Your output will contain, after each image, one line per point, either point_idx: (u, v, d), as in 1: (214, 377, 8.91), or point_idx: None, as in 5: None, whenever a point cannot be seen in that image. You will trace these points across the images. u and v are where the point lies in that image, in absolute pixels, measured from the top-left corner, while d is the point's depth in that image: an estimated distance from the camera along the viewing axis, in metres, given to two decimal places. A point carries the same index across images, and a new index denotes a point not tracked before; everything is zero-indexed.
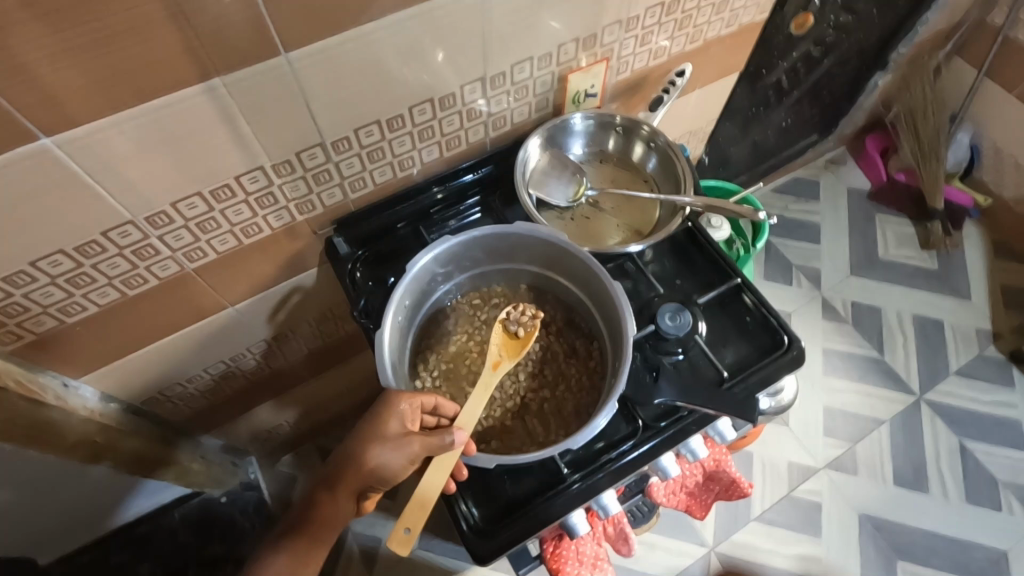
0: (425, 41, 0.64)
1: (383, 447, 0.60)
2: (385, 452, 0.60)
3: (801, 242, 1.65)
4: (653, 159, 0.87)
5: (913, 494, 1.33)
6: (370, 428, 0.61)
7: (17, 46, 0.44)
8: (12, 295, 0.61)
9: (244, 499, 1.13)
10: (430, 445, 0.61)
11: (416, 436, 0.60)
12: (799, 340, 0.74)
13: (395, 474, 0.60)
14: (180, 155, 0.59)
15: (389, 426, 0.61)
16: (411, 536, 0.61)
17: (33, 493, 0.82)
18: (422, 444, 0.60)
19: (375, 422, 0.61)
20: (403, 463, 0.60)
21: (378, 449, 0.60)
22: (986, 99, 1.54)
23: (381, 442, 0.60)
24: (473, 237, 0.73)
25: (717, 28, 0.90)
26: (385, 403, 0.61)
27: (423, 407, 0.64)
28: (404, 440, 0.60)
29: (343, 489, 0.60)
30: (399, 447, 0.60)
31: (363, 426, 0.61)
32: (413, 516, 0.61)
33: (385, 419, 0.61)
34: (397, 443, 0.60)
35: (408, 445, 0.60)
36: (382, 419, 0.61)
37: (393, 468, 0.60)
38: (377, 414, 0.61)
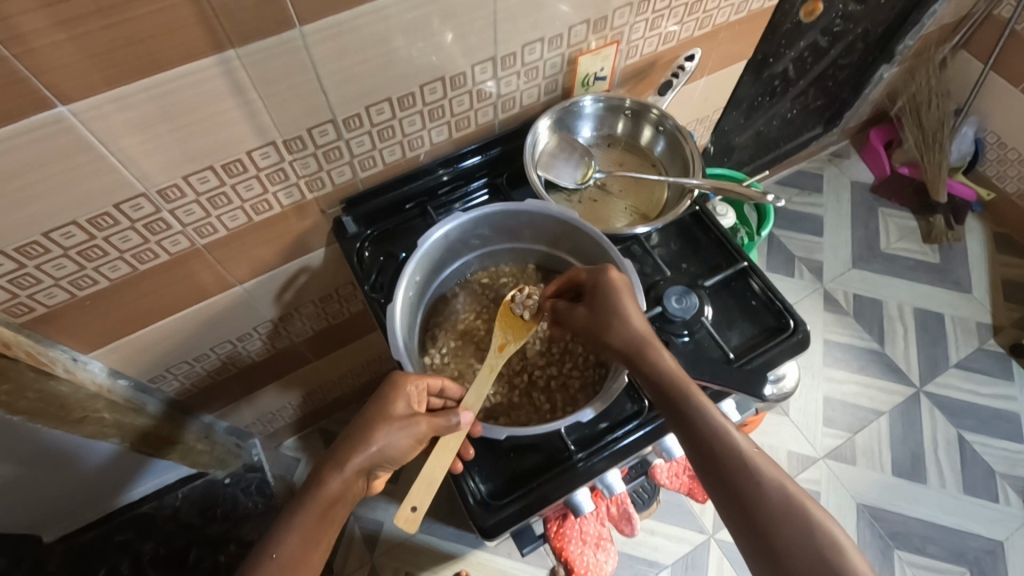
0: (437, 19, 0.64)
1: (389, 428, 0.59)
2: (391, 433, 0.59)
3: (803, 234, 1.65)
4: (661, 143, 0.87)
5: (911, 484, 1.34)
6: (376, 409, 0.60)
7: (34, 13, 0.44)
8: (24, 267, 0.61)
9: (247, 480, 1.09)
10: (437, 425, 0.61)
11: (423, 417, 0.60)
12: (804, 323, 0.75)
13: (402, 455, 0.60)
14: (192, 127, 0.59)
15: (396, 406, 0.60)
16: (418, 515, 0.61)
17: (39, 468, 0.82)
18: (429, 425, 0.60)
19: (383, 402, 0.60)
20: (410, 443, 0.59)
21: (385, 430, 0.58)
22: (991, 93, 1.54)
23: (388, 422, 0.59)
24: (485, 212, 0.73)
25: (726, 14, 0.90)
26: (391, 385, 0.60)
27: (429, 389, 0.64)
28: (410, 421, 0.60)
29: (352, 468, 0.57)
30: (405, 428, 0.59)
31: (370, 407, 0.60)
32: (420, 494, 0.61)
33: (393, 400, 0.60)
34: (404, 424, 0.59)
35: (415, 425, 0.60)
36: (389, 400, 0.60)
37: (400, 448, 0.59)
38: (384, 394, 0.60)
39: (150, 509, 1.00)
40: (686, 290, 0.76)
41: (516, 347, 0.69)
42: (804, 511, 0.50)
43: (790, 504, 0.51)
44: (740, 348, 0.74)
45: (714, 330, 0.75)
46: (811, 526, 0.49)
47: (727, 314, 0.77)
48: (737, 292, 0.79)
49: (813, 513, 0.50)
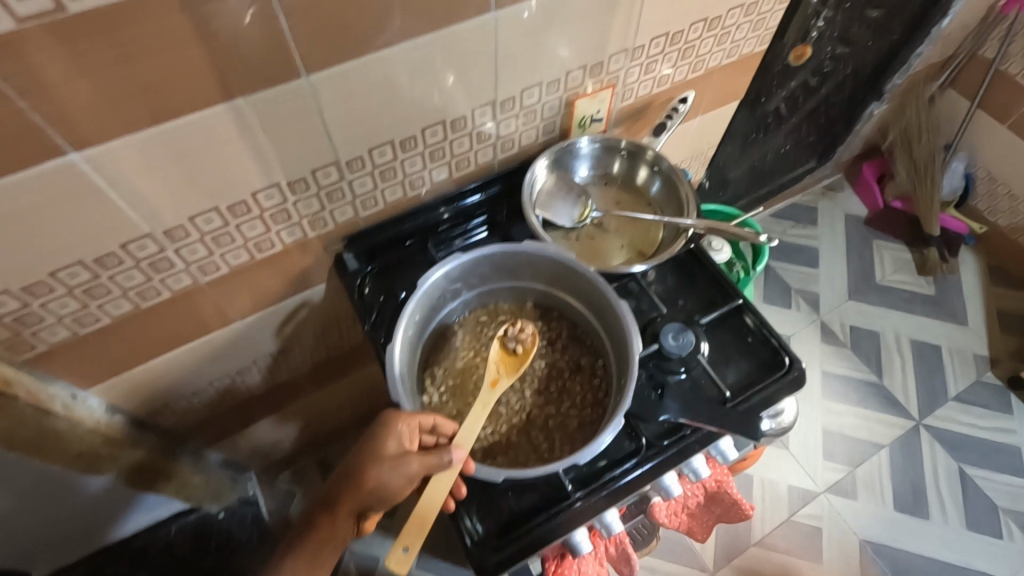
0: (438, 67, 0.67)
1: (380, 468, 0.59)
2: (382, 472, 0.59)
3: (799, 266, 1.67)
4: (656, 182, 0.89)
5: (914, 519, 1.33)
6: (368, 448, 0.61)
7: (51, 66, 0.46)
8: (29, 305, 0.62)
9: (242, 512, 1.08)
10: (429, 464, 0.60)
11: (414, 455, 0.60)
12: (799, 361, 0.76)
13: (394, 493, 0.59)
14: (199, 169, 0.61)
15: (387, 445, 0.60)
16: (410, 556, 0.60)
17: (32, 503, 0.82)
18: (420, 464, 0.60)
19: (375, 440, 0.61)
20: (402, 483, 0.59)
21: (375, 470, 0.59)
22: (979, 129, 1.58)
23: (379, 461, 0.59)
24: (482, 254, 0.74)
25: (719, 58, 0.93)
26: (382, 424, 0.61)
27: (421, 427, 0.64)
28: (403, 459, 0.60)
29: (343, 511, 0.60)
30: (396, 466, 0.59)
31: (362, 445, 0.61)
32: (412, 534, 0.61)
33: (384, 438, 0.61)
34: (394, 462, 0.60)
35: (406, 463, 0.59)
36: (381, 438, 0.61)
37: (392, 487, 0.59)
38: (375, 433, 0.61)
39: (145, 542, 1.01)
40: (682, 327, 0.76)
41: (509, 383, 0.69)
42: None
43: None
44: (737, 386, 0.75)
45: (710, 367, 0.76)
46: None
47: (724, 351, 0.78)
48: (732, 329, 0.80)
49: None
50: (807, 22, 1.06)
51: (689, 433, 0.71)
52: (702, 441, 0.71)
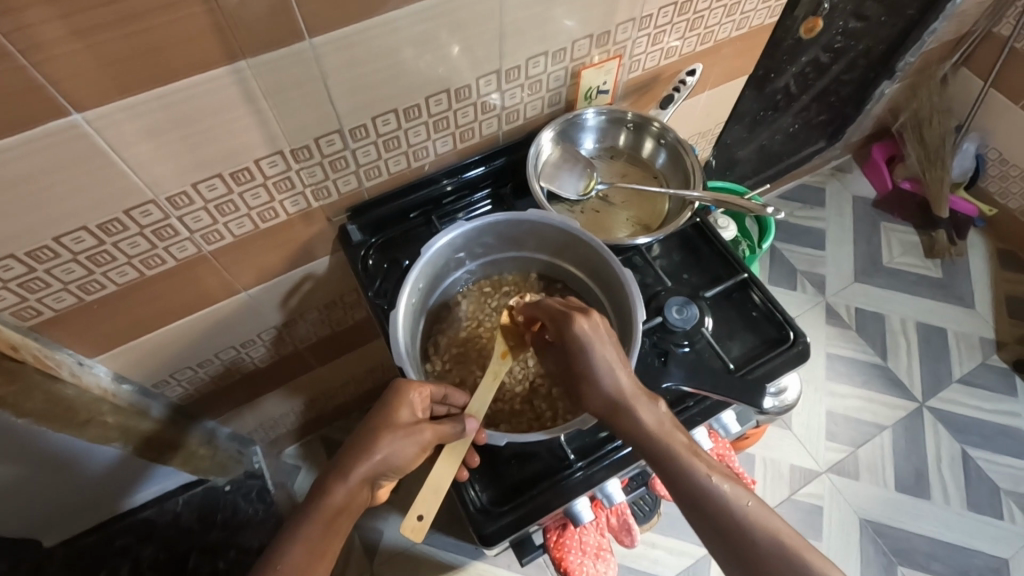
0: (442, 34, 0.66)
1: (394, 436, 0.59)
2: (396, 440, 0.59)
3: (805, 248, 1.65)
4: (662, 155, 0.88)
5: (915, 500, 1.33)
6: (381, 416, 0.60)
7: (50, 24, 0.46)
8: (35, 270, 0.62)
9: (248, 486, 1.06)
10: (442, 433, 0.61)
11: (427, 424, 0.61)
12: (804, 335, 0.75)
13: (407, 462, 0.60)
14: (201, 135, 0.60)
15: (400, 414, 0.60)
16: (424, 524, 0.61)
17: (41, 471, 0.83)
18: (434, 432, 0.61)
19: (386, 410, 0.60)
20: (415, 451, 0.60)
21: (389, 438, 0.59)
22: (992, 110, 1.55)
23: (393, 430, 0.59)
24: (488, 222, 0.73)
25: (728, 30, 0.92)
26: (394, 392, 0.61)
27: (432, 397, 0.64)
28: (415, 428, 0.60)
29: (356, 477, 0.57)
30: (411, 435, 0.59)
31: (374, 414, 0.60)
32: (427, 502, 0.61)
33: (396, 407, 0.60)
34: (408, 431, 0.59)
35: (420, 433, 0.60)
36: (393, 407, 0.60)
37: (405, 456, 0.59)
38: (387, 402, 0.61)
39: (151, 514, 1.01)
40: (687, 300, 0.77)
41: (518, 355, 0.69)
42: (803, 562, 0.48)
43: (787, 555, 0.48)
44: (741, 359, 0.75)
45: (714, 341, 0.76)
46: None
47: (728, 324, 0.78)
48: (737, 302, 0.80)
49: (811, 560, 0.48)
50: None
51: (692, 405, 0.72)
52: (704, 413, 0.72)
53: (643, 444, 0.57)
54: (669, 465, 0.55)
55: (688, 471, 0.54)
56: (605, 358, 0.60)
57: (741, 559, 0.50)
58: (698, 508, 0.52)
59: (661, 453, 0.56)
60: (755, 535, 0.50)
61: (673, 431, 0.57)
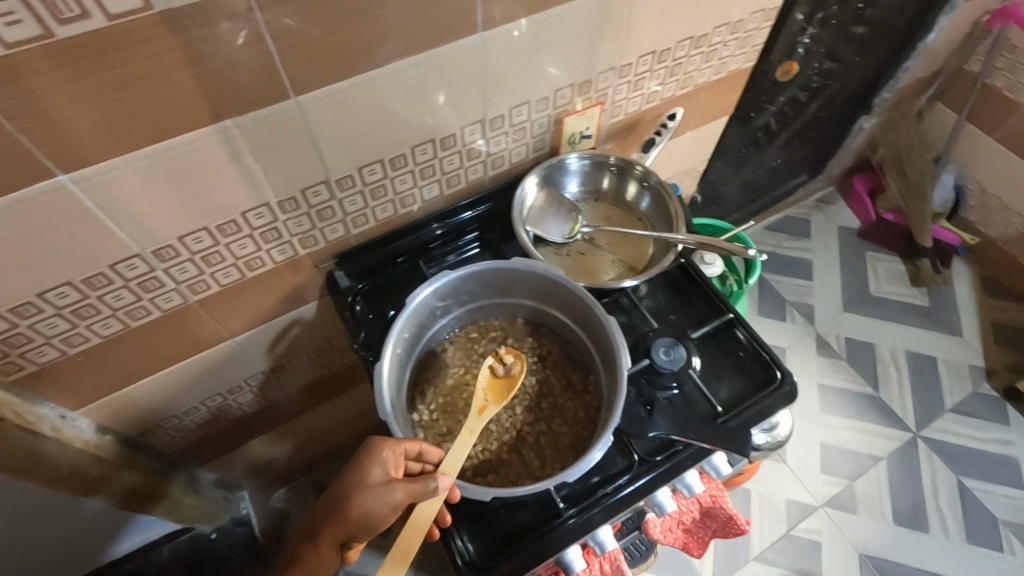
0: (427, 87, 0.67)
1: (365, 496, 0.58)
2: (365, 501, 0.58)
3: (793, 278, 1.67)
4: (646, 198, 0.90)
5: (914, 533, 1.32)
6: (353, 477, 0.60)
7: (38, 92, 0.46)
8: (17, 326, 0.62)
9: (235, 534, 1.12)
10: (414, 492, 0.59)
11: (399, 483, 0.59)
12: (791, 375, 0.76)
13: (379, 522, 0.59)
14: (187, 192, 0.61)
15: (372, 474, 0.59)
16: None
17: (24, 526, 0.82)
18: (405, 491, 0.58)
19: (359, 469, 0.60)
20: (387, 512, 0.58)
21: (360, 499, 0.58)
22: (968, 142, 1.59)
23: (364, 490, 0.58)
24: (472, 271, 0.74)
25: (707, 75, 0.94)
26: (367, 451, 0.61)
27: (406, 453, 0.63)
28: (386, 487, 0.59)
29: (325, 540, 0.59)
30: (380, 495, 0.58)
31: (346, 474, 0.60)
32: (394, 564, 0.60)
33: (368, 466, 0.60)
34: (379, 490, 0.58)
35: (391, 492, 0.58)
36: (365, 466, 0.60)
37: (376, 517, 0.58)
38: (362, 460, 0.60)
39: (136, 565, 1.04)
40: (674, 341, 0.76)
41: (496, 410, 0.68)
42: None
43: None
44: (730, 402, 0.75)
45: (702, 383, 0.76)
46: None
47: (715, 365, 0.78)
48: (723, 342, 0.80)
49: None
50: (794, 38, 1.08)
51: (681, 449, 0.71)
52: (695, 456, 0.71)
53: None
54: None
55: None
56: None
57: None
58: None
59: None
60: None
61: None
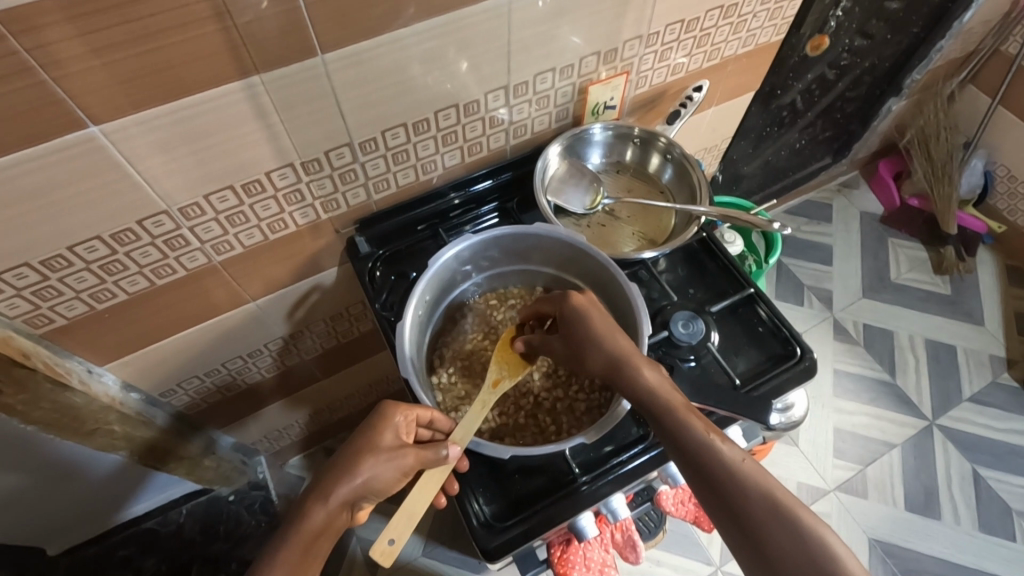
0: (451, 49, 0.67)
1: (376, 459, 0.59)
2: (377, 464, 0.59)
3: (812, 263, 1.65)
4: (669, 170, 0.89)
5: (925, 520, 1.31)
6: (364, 440, 0.60)
7: (67, 40, 0.47)
8: (48, 279, 0.63)
9: (251, 498, 1.09)
10: (425, 459, 0.61)
11: (411, 449, 0.60)
12: (811, 351, 0.75)
13: (388, 486, 0.60)
14: (213, 149, 0.61)
15: (384, 437, 0.60)
16: (394, 548, 0.59)
17: (47, 479, 0.82)
18: (417, 458, 0.60)
19: (370, 432, 0.60)
20: (396, 475, 0.59)
21: (371, 461, 0.59)
22: (999, 127, 1.55)
23: (375, 453, 0.59)
24: (494, 236, 0.74)
25: (735, 47, 0.92)
26: (380, 415, 0.61)
27: (418, 420, 0.64)
28: (398, 452, 0.60)
29: (337, 499, 0.57)
30: (392, 459, 0.59)
31: (357, 436, 0.60)
32: (399, 527, 0.60)
33: (381, 430, 0.60)
34: (391, 454, 0.59)
35: (403, 457, 0.60)
36: (377, 429, 0.60)
37: (385, 480, 0.59)
38: (374, 424, 0.61)
39: (155, 523, 1.02)
40: (693, 315, 0.77)
41: (510, 384, 0.68)
42: (787, 506, 0.49)
43: (775, 505, 0.49)
44: (747, 375, 0.75)
45: (720, 356, 0.75)
46: (798, 528, 0.48)
47: (734, 339, 0.78)
48: (742, 317, 0.79)
49: (799, 513, 0.49)
50: (825, 12, 1.05)
51: None
52: None
53: (644, 402, 0.59)
54: (669, 421, 0.57)
55: (691, 428, 0.55)
56: (612, 329, 0.64)
57: (729, 508, 0.51)
58: (694, 461, 0.54)
59: (664, 411, 0.58)
60: (740, 480, 0.51)
61: (678, 394, 0.60)
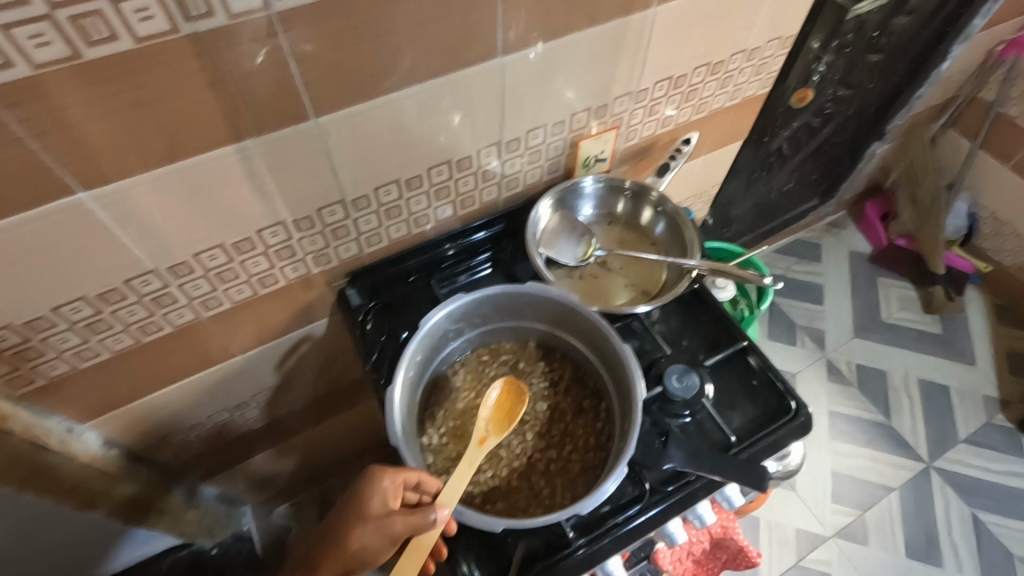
0: (444, 109, 0.67)
1: (364, 528, 0.58)
2: (366, 533, 0.58)
3: (803, 302, 1.66)
4: (661, 223, 0.90)
5: (926, 566, 1.29)
6: (353, 507, 0.59)
7: (62, 111, 0.47)
8: (30, 340, 0.62)
9: (235, 549, 1.08)
10: (414, 525, 0.57)
11: (399, 515, 0.58)
12: (806, 405, 0.74)
13: (377, 556, 0.58)
14: (205, 210, 0.61)
15: (371, 504, 0.58)
16: None
17: (22, 536, 0.80)
18: (405, 524, 0.57)
19: (359, 499, 0.59)
20: (384, 544, 0.57)
21: (358, 531, 0.58)
22: (981, 170, 1.59)
23: (362, 522, 0.58)
24: (486, 294, 0.74)
25: (722, 100, 0.94)
26: (367, 481, 0.60)
27: (405, 484, 0.61)
28: (385, 519, 0.58)
29: (324, 572, 0.57)
30: (379, 527, 0.58)
31: (346, 504, 0.60)
32: None
33: (368, 496, 0.59)
34: (379, 523, 0.58)
35: (390, 524, 0.57)
36: (364, 496, 0.59)
37: (372, 551, 0.57)
38: (362, 490, 0.59)
39: None
40: (687, 368, 0.75)
41: (496, 442, 0.68)
42: None
43: None
44: (743, 431, 0.74)
45: (715, 412, 0.75)
46: None
47: (729, 393, 0.77)
48: (737, 370, 0.79)
49: None
50: (810, 65, 1.08)
51: (694, 479, 0.70)
52: (707, 487, 0.69)
53: None
54: None
55: None
56: None
57: None
58: None
59: None
60: None
61: None
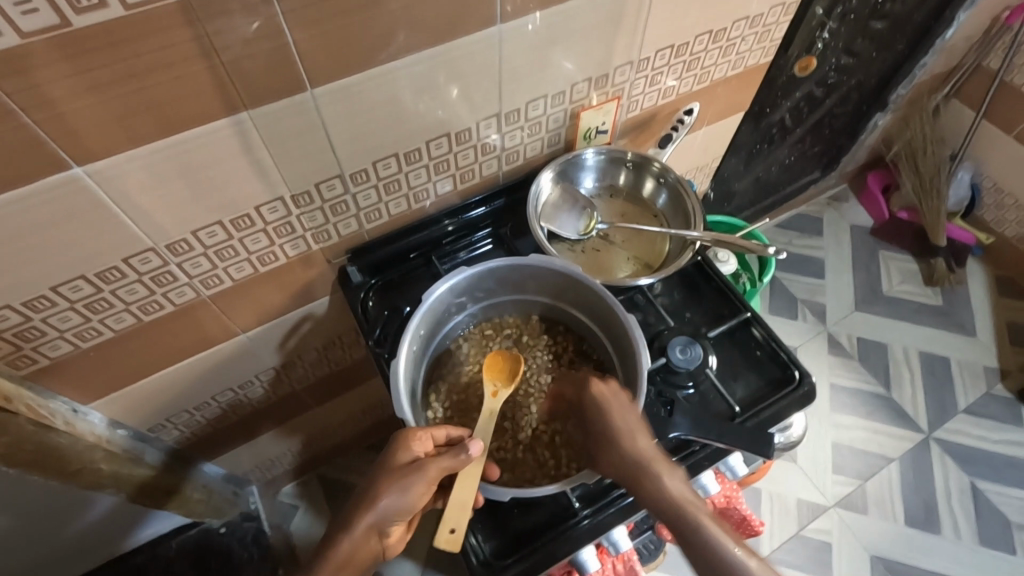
0: (441, 80, 0.66)
1: (394, 479, 0.58)
2: (397, 484, 0.58)
3: (804, 277, 1.65)
4: (663, 195, 0.89)
5: (925, 534, 1.31)
6: (382, 463, 0.60)
7: (52, 83, 0.46)
8: (30, 320, 0.61)
9: (243, 530, 1.05)
10: (446, 467, 0.58)
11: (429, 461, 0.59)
12: (809, 375, 0.75)
13: (416, 502, 0.59)
14: (202, 185, 0.60)
15: (399, 455, 0.59)
16: (457, 538, 0.57)
17: (30, 518, 0.80)
18: (437, 467, 0.58)
19: (387, 453, 0.60)
20: (421, 488, 0.58)
21: (390, 483, 0.58)
22: (985, 140, 1.57)
23: (392, 475, 0.59)
24: (488, 268, 0.73)
25: (724, 69, 0.93)
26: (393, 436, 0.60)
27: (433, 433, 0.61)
28: (416, 467, 0.58)
29: (362, 526, 0.58)
30: (410, 475, 0.58)
31: (376, 461, 0.61)
32: (454, 518, 0.58)
33: (395, 449, 0.60)
34: (411, 469, 0.59)
35: (423, 469, 0.58)
36: (392, 450, 0.60)
37: (408, 499, 0.58)
38: (388, 447, 0.60)
39: (142, 560, 0.97)
40: (690, 340, 0.76)
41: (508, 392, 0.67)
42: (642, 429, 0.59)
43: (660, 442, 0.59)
44: (747, 402, 0.74)
45: (719, 383, 0.75)
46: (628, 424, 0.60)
47: (732, 366, 0.77)
48: (740, 342, 0.79)
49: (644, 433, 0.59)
50: (813, 33, 1.06)
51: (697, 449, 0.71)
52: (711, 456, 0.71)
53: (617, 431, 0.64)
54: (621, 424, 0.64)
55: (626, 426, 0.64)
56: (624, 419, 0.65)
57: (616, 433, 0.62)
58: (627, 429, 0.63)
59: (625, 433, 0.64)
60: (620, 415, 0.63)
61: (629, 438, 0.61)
